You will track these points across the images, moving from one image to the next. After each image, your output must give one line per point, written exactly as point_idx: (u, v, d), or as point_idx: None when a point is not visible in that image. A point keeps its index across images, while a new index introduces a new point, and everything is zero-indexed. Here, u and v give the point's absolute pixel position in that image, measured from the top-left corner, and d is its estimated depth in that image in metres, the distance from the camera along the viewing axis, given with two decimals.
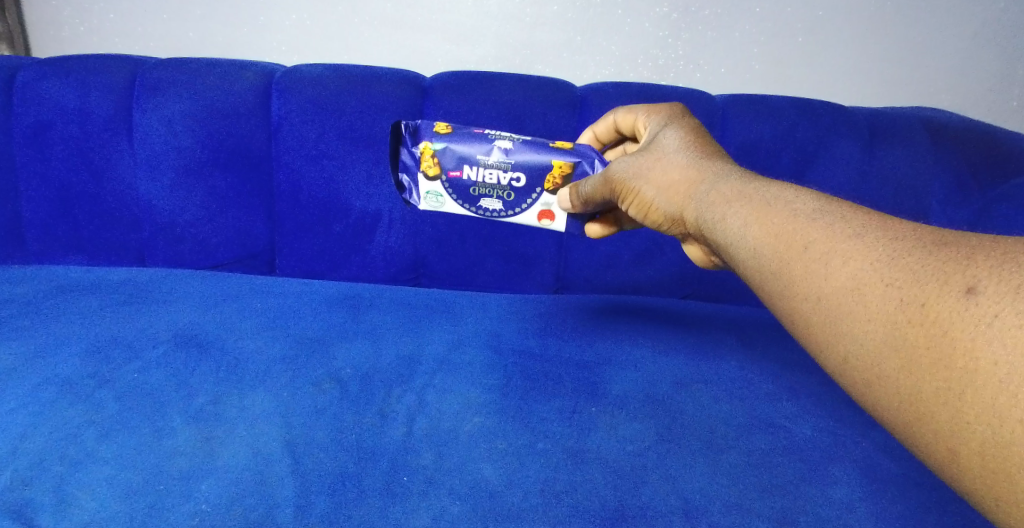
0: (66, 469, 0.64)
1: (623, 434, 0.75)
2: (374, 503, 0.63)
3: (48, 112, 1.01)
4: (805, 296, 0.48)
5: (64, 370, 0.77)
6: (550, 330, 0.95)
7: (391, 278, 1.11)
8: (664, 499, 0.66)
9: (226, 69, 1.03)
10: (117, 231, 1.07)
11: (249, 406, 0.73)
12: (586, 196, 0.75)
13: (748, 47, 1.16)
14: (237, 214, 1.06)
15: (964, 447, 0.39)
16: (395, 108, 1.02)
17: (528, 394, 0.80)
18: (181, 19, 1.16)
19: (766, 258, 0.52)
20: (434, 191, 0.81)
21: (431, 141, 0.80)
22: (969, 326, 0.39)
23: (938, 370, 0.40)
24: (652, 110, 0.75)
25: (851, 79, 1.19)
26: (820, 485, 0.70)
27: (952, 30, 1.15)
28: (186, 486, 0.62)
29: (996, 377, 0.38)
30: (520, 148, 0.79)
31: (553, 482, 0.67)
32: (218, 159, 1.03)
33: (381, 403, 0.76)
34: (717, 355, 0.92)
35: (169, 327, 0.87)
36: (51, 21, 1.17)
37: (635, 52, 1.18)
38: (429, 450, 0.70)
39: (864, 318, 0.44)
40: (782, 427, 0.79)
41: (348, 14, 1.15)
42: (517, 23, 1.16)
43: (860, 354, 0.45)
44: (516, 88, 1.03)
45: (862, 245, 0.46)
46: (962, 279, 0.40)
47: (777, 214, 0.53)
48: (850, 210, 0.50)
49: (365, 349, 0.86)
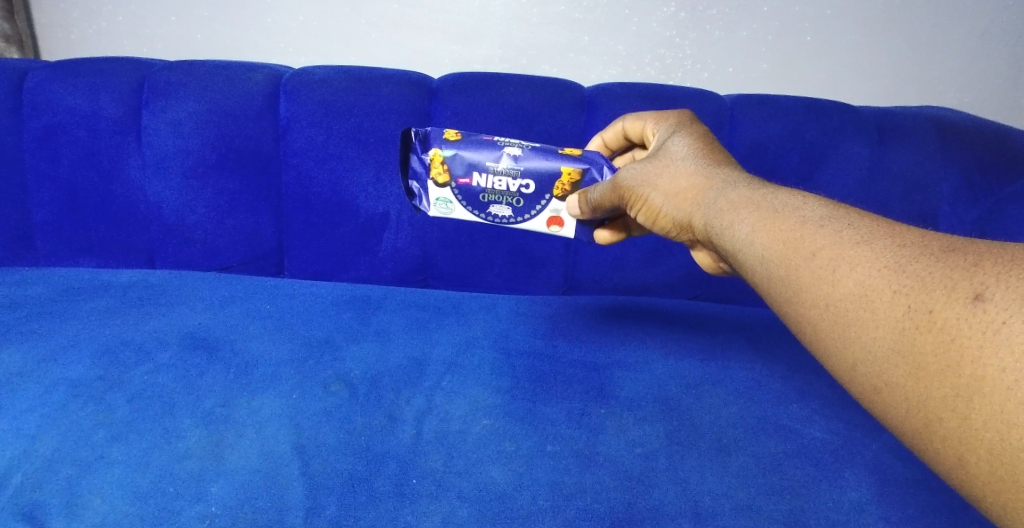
0: (76, 472, 0.63)
1: (632, 437, 0.73)
2: (384, 505, 0.62)
3: (57, 115, 1.00)
4: (812, 302, 0.47)
5: (74, 372, 0.76)
6: (558, 332, 0.93)
7: (399, 279, 1.10)
8: (674, 501, 0.65)
9: (234, 71, 1.02)
10: (126, 233, 1.06)
11: (259, 408, 0.72)
12: (594, 203, 0.74)
13: (755, 47, 1.15)
14: (244, 215, 1.05)
15: (973, 453, 0.38)
16: (401, 110, 1.01)
17: (537, 396, 0.79)
18: (188, 20, 1.15)
19: (772, 263, 0.51)
20: (444, 198, 0.80)
21: (441, 148, 0.79)
22: (976, 333, 0.38)
23: (946, 377, 0.39)
24: (660, 118, 0.74)
25: (859, 78, 1.17)
26: (830, 488, 0.69)
27: (961, 27, 1.13)
28: (197, 489, 0.62)
29: (1004, 384, 0.37)
30: (529, 154, 0.78)
31: (562, 484, 0.66)
32: (225, 161, 1.02)
33: (390, 405, 0.75)
34: (727, 356, 0.91)
35: (178, 330, 0.86)
36: (60, 23, 1.17)
37: (643, 52, 1.16)
38: (439, 453, 0.68)
39: (872, 324, 0.43)
40: (792, 429, 0.77)
41: (353, 15, 1.14)
42: (524, 24, 1.14)
43: (867, 360, 0.43)
44: (521, 89, 1.02)
45: (870, 251, 0.45)
46: (970, 285, 0.39)
47: (783, 220, 0.52)
48: (858, 217, 0.49)
49: (373, 351, 0.85)
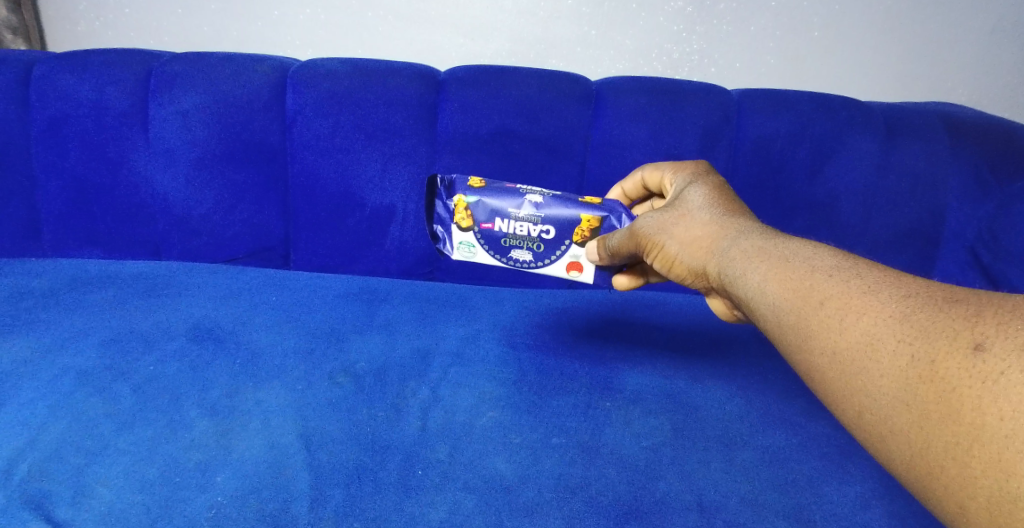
0: (83, 461, 0.58)
1: (637, 429, 0.67)
2: (389, 497, 0.56)
3: (64, 105, 0.90)
4: (817, 351, 0.41)
5: (81, 362, 0.70)
6: (562, 325, 0.85)
7: (405, 272, 0.98)
8: (679, 494, 0.60)
9: (240, 63, 0.92)
10: (137, 224, 0.96)
11: (266, 399, 0.67)
12: (613, 250, 0.66)
13: (763, 42, 1.04)
14: (251, 207, 0.95)
15: (972, 501, 0.33)
16: (411, 106, 0.91)
17: (543, 389, 0.72)
18: (196, 10, 1.03)
19: (781, 312, 0.44)
20: (466, 242, 0.74)
21: (465, 194, 0.73)
22: (975, 383, 0.33)
23: (947, 425, 0.34)
24: (678, 167, 0.65)
25: (866, 77, 1.06)
26: (832, 481, 0.63)
27: (970, 22, 1.02)
28: (202, 479, 0.57)
29: (1001, 432, 0.32)
30: (551, 201, 0.72)
31: (568, 477, 0.60)
32: (233, 153, 0.92)
33: (396, 397, 0.69)
34: (732, 350, 0.83)
35: (186, 320, 0.79)
36: (67, 15, 1.05)
37: (649, 46, 1.05)
38: (444, 445, 0.63)
39: (875, 374, 0.37)
40: (796, 424, 0.71)
41: (360, 9, 1.03)
42: (530, 18, 1.03)
43: (872, 409, 0.37)
44: (529, 82, 0.92)
45: (875, 300, 0.39)
46: (970, 335, 0.34)
47: (795, 267, 0.45)
48: (867, 265, 0.42)
49: (382, 342, 0.78)
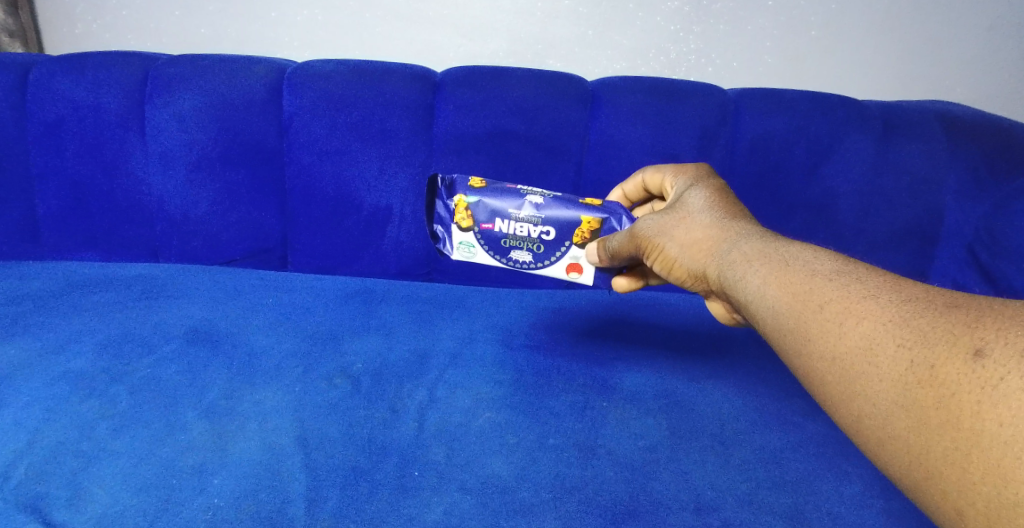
0: (80, 464, 0.55)
1: (635, 429, 0.65)
2: (385, 498, 0.54)
3: (60, 108, 0.89)
4: (815, 355, 0.39)
5: (77, 366, 0.68)
6: (558, 326, 0.82)
7: (402, 274, 0.96)
8: (676, 494, 0.57)
9: (237, 63, 0.89)
10: (135, 226, 0.94)
11: (262, 400, 0.64)
12: (613, 251, 0.63)
13: (761, 41, 1.02)
14: (248, 209, 0.92)
15: (970, 510, 0.30)
16: (405, 106, 0.89)
17: (539, 389, 0.70)
18: (194, 12, 1.01)
19: (778, 316, 0.42)
20: (466, 242, 0.70)
21: (465, 193, 0.70)
22: (974, 388, 0.31)
23: (945, 431, 0.32)
24: (680, 170, 0.63)
25: (866, 76, 1.04)
26: (829, 482, 0.61)
27: (968, 19, 1.00)
28: (198, 480, 0.54)
29: (1001, 438, 0.29)
30: (551, 202, 0.69)
31: (564, 477, 0.58)
32: (229, 155, 0.90)
33: (393, 398, 0.66)
34: (730, 352, 0.81)
35: (183, 322, 0.77)
36: (64, 17, 1.03)
37: (648, 45, 1.03)
38: (440, 446, 0.60)
39: (874, 379, 0.35)
40: (794, 423, 0.68)
41: (360, 10, 1.01)
42: (528, 18, 1.01)
43: (870, 415, 0.35)
44: (528, 82, 0.89)
45: (876, 305, 0.37)
46: (970, 339, 0.32)
47: (795, 270, 0.43)
48: (868, 271, 0.40)
49: (377, 344, 0.76)
